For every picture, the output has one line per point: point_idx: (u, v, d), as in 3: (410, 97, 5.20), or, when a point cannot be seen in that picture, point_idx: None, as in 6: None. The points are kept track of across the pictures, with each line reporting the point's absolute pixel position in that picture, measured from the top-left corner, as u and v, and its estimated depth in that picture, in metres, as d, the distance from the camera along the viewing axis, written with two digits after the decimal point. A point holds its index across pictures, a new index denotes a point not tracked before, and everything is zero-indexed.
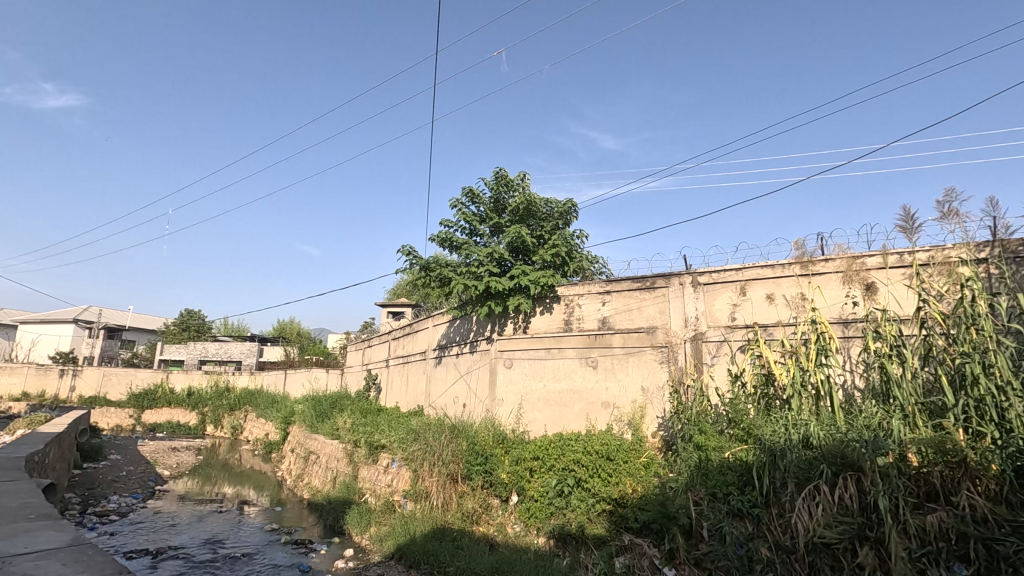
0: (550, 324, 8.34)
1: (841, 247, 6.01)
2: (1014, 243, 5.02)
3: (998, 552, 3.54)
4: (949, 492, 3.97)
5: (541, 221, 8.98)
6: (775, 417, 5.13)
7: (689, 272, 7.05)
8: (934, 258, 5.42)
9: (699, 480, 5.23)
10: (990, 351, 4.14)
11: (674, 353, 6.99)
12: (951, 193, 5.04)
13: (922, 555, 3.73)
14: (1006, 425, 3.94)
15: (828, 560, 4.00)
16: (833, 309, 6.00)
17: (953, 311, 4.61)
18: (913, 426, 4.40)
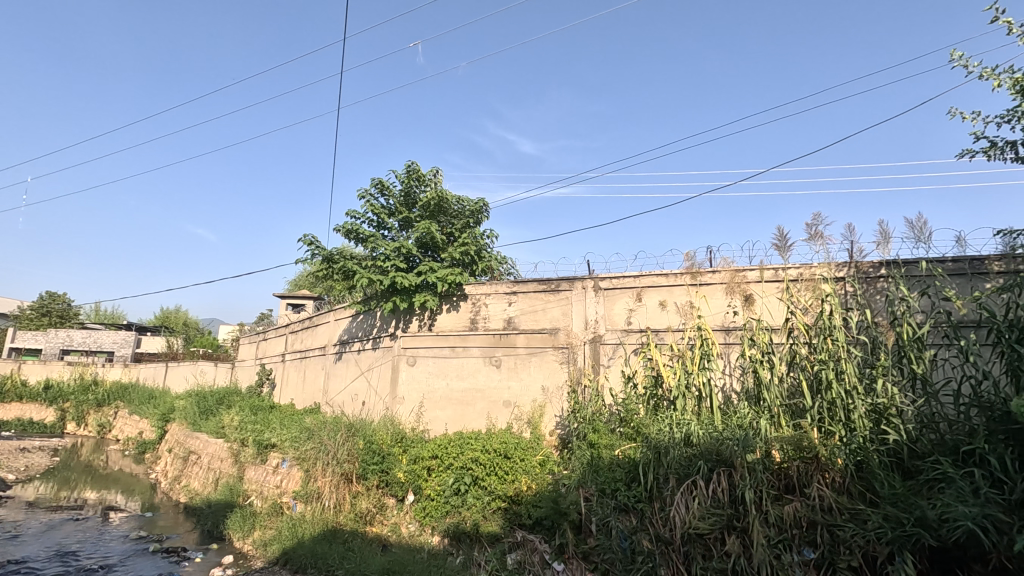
0: (455, 323, 8.31)
1: (726, 260, 6.53)
2: (864, 265, 5.70)
3: (839, 536, 4.00)
4: (803, 484, 4.42)
5: (452, 219, 8.97)
6: (661, 416, 5.47)
7: (591, 276, 7.33)
8: (803, 274, 6.04)
9: (590, 477, 5.43)
10: (841, 359, 4.69)
11: (573, 354, 7.24)
12: (818, 217, 5.62)
13: (779, 541, 4.14)
14: (851, 424, 4.47)
15: (700, 549, 4.34)
16: (716, 318, 6.50)
17: (814, 323, 5.16)
18: (777, 425, 4.87)
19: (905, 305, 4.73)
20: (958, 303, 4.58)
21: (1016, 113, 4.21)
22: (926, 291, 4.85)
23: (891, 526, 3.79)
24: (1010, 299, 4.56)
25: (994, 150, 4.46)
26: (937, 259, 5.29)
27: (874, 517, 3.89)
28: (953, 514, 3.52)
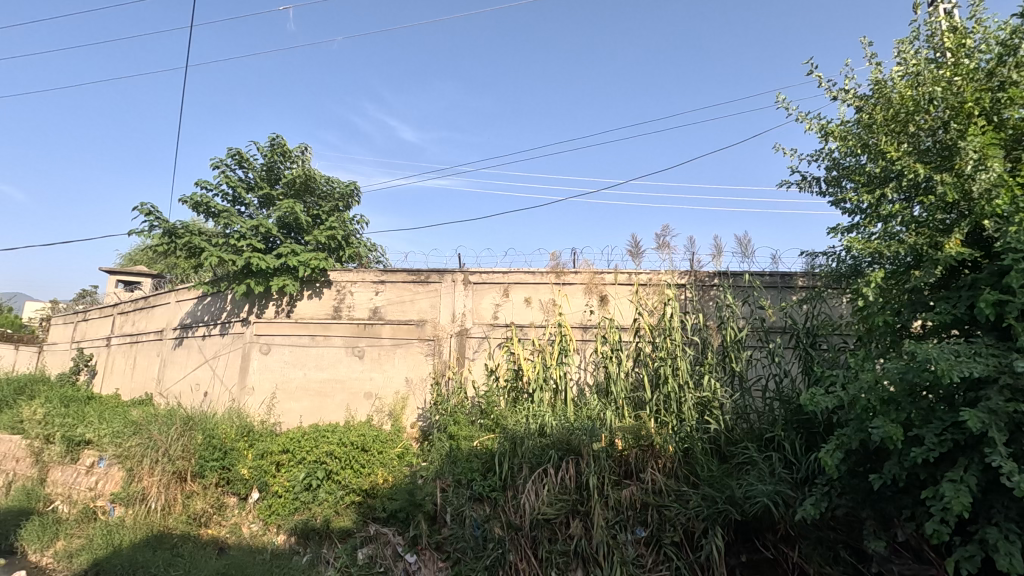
0: (317, 311, 7.88)
1: (587, 263, 6.96)
2: (702, 275, 6.42)
3: (665, 515, 4.47)
4: (639, 469, 4.87)
5: (319, 199, 8.46)
6: (519, 409, 5.70)
7: (461, 270, 7.37)
8: (652, 280, 6.64)
9: (448, 468, 5.48)
10: (677, 357, 5.26)
11: (439, 347, 7.25)
12: (667, 229, 6.20)
13: (616, 522, 4.53)
14: (682, 415, 5.03)
15: (547, 533, 4.60)
16: (575, 316, 6.91)
17: (657, 324, 5.71)
18: (621, 416, 5.31)
19: (731, 312, 5.42)
20: (770, 311, 5.35)
21: (821, 154, 4.99)
22: (747, 300, 5.60)
23: (707, 504, 4.32)
24: (807, 310, 5.44)
25: (805, 182, 5.25)
26: (757, 273, 6.13)
27: (695, 497, 4.41)
28: (754, 492, 4.13)
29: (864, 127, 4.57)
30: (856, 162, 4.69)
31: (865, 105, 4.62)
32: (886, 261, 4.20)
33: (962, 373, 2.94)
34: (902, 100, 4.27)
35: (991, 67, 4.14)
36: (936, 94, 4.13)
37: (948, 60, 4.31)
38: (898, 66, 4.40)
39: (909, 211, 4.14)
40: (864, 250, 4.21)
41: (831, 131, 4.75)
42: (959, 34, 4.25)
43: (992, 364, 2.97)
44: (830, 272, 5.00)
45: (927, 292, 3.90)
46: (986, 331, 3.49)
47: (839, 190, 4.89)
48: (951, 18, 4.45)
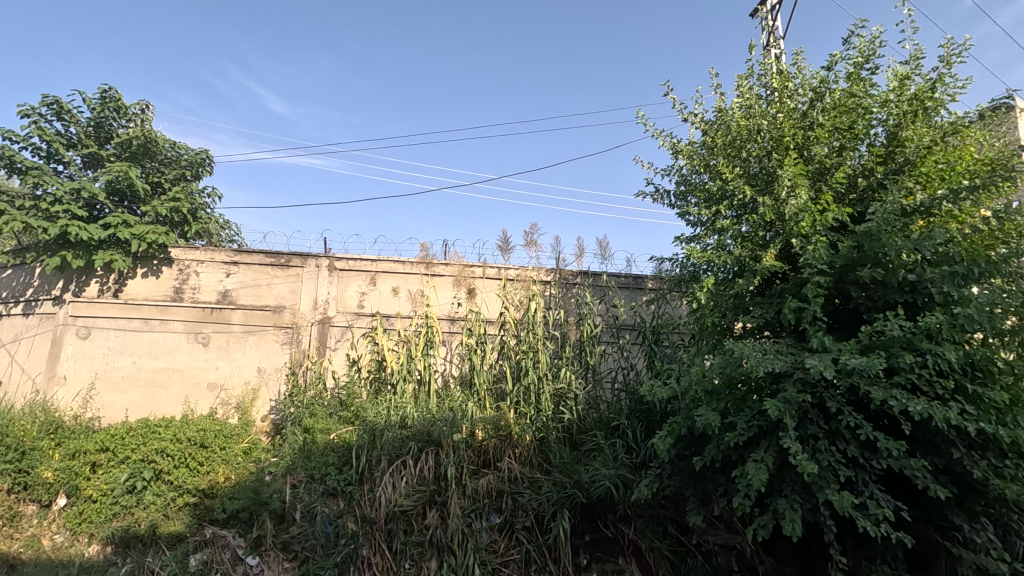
0: (153, 291, 6.98)
1: (458, 255, 6.99)
2: (566, 273, 6.77)
3: (519, 501, 4.65)
4: (496, 458, 5.00)
5: (161, 165, 7.48)
6: (381, 401, 5.58)
7: (326, 255, 6.99)
8: (519, 275, 6.86)
9: (300, 463, 5.20)
10: (538, 351, 5.52)
11: (297, 335, 6.83)
12: (535, 227, 6.43)
13: (472, 510, 4.63)
14: (539, 406, 5.27)
15: (402, 525, 4.56)
16: (443, 308, 6.91)
17: (521, 318, 5.92)
18: (482, 407, 5.43)
19: (589, 309, 5.79)
20: (622, 310, 5.80)
21: (672, 169, 5.50)
22: (603, 299, 6.02)
23: (557, 489, 4.58)
24: (653, 310, 5.99)
25: (657, 193, 5.76)
26: (613, 274, 6.61)
27: (547, 483, 4.66)
28: (599, 476, 4.48)
29: (707, 149, 5.12)
30: (699, 179, 5.24)
31: (709, 130, 5.19)
32: (718, 270, 4.76)
33: (766, 369, 3.43)
34: (738, 128, 4.85)
35: (804, 109, 4.87)
36: (763, 127, 4.76)
37: (774, 98, 5.00)
38: (736, 98, 4.99)
39: (738, 227, 4.73)
40: (701, 259, 4.72)
41: (681, 149, 5.25)
42: (784, 77, 4.94)
43: (789, 361, 3.51)
44: (674, 276, 5.55)
45: (747, 299, 4.49)
46: (788, 333, 4.11)
47: (684, 203, 5.44)
48: (778, 62, 5.16)
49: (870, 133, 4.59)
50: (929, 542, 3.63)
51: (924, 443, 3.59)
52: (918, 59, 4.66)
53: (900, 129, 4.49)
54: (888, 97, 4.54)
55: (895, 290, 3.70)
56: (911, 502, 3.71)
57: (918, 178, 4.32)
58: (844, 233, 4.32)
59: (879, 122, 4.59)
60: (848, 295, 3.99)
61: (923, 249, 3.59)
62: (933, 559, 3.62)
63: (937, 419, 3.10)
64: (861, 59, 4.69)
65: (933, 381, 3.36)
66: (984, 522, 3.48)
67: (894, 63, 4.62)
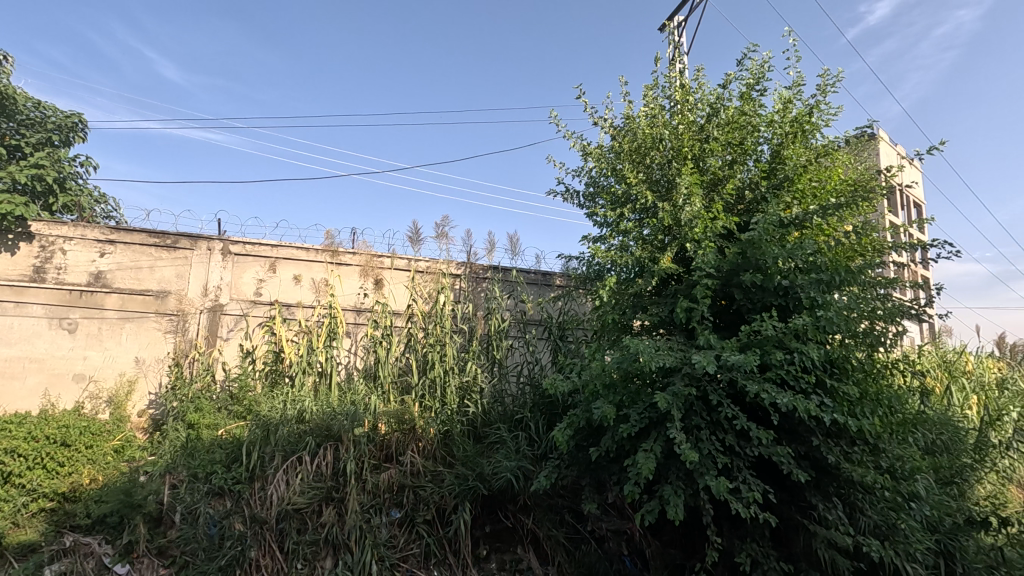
0: (6, 269, 6.12)
1: (365, 245, 6.78)
2: (477, 267, 6.78)
3: (420, 495, 4.61)
4: (399, 453, 4.92)
5: (22, 126, 6.58)
6: (276, 394, 5.29)
7: (220, 238, 6.50)
8: (429, 268, 6.78)
9: (182, 461, 4.81)
10: (445, 344, 5.50)
11: (184, 324, 6.30)
12: (446, 220, 6.39)
13: (371, 506, 4.52)
14: (444, 399, 5.26)
15: (295, 524, 4.36)
16: (348, 299, 6.68)
17: (430, 311, 5.86)
18: (386, 401, 5.31)
19: (497, 303, 5.85)
20: (528, 305, 5.94)
21: (582, 170, 5.69)
22: (511, 295, 6.11)
23: (459, 482, 4.59)
24: (559, 306, 6.17)
25: (567, 193, 5.93)
26: (523, 270, 6.72)
27: (449, 476, 4.65)
28: (501, 468, 4.55)
29: (615, 154, 5.35)
30: (607, 182, 5.46)
31: (617, 135, 5.42)
32: (620, 270, 4.99)
33: (658, 364, 3.66)
34: (643, 136, 5.11)
35: (702, 123, 5.23)
36: (665, 136, 5.05)
37: (676, 110, 5.33)
38: (642, 107, 5.26)
39: (639, 230, 4.99)
40: (605, 258, 4.93)
41: (590, 151, 5.44)
42: (685, 91, 5.28)
43: (678, 357, 3.76)
44: (580, 274, 5.75)
45: (645, 298, 4.76)
46: (679, 331, 4.41)
47: (592, 204, 5.64)
48: (681, 76, 5.50)
49: (757, 149, 5.01)
50: (790, 520, 4.05)
51: (789, 432, 4.00)
52: (799, 86, 5.17)
53: (782, 148, 4.94)
54: (773, 118, 4.98)
55: (772, 294, 4.08)
56: (776, 485, 4.11)
57: (794, 194, 4.79)
58: (731, 240, 4.70)
59: (765, 140, 5.03)
60: (732, 297, 4.35)
61: (795, 257, 3.99)
62: (793, 536, 4.05)
63: (800, 410, 3.46)
64: (752, 80, 5.12)
65: (798, 377, 3.75)
66: (835, 501, 3.94)
67: (779, 88, 5.08)
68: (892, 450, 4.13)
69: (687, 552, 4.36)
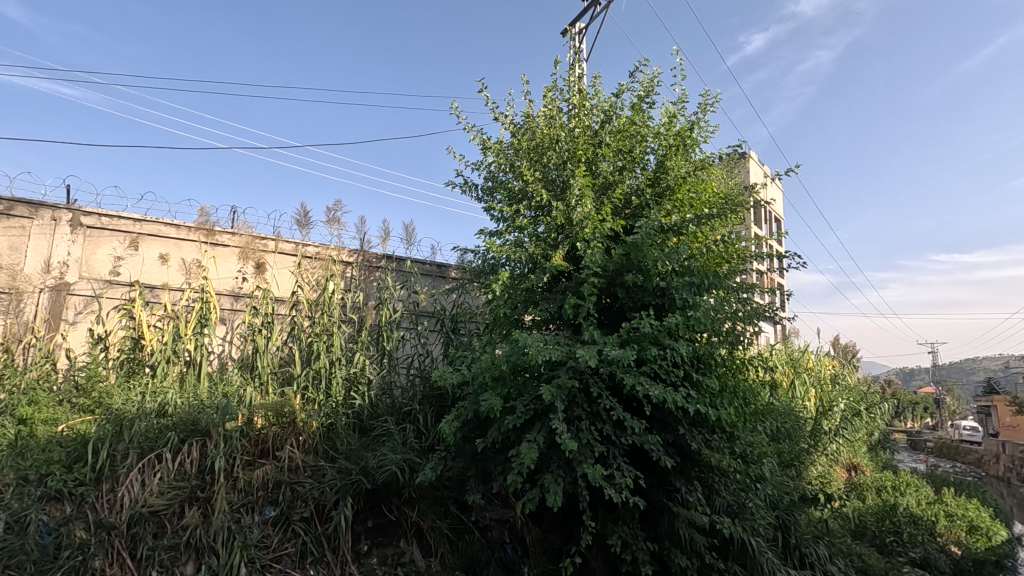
0: None
1: (247, 225, 6.29)
2: (370, 255, 6.57)
3: (298, 492, 4.38)
4: (276, 448, 4.64)
5: None
6: (134, 385, 4.76)
7: (68, 207, 5.70)
8: (318, 254, 6.46)
9: (8, 462, 4.14)
10: (332, 334, 5.26)
11: (17, 304, 5.45)
12: (338, 204, 6.11)
13: (242, 505, 4.23)
14: (329, 391, 5.04)
15: (152, 528, 3.96)
16: (224, 283, 6.16)
17: (316, 299, 5.58)
18: (263, 393, 4.96)
19: (389, 293, 5.72)
20: (421, 296, 5.87)
21: (481, 164, 5.72)
22: (405, 285, 6.00)
23: (341, 476, 4.43)
24: (453, 299, 6.17)
25: (466, 186, 5.93)
26: (418, 260, 6.63)
27: (330, 471, 4.46)
28: (386, 461, 4.46)
29: (513, 151, 5.44)
30: (505, 178, 5.54)
31: (517, 133, 5.52)
32: (513, 265, 5.09)
33: (544, 357, 3.79)
34: (541, 135, 5.25)
35: (596, 128, 5.48)
36: (562, 138, 5.23)
37: (573, 114, 5.53)
38: (541, 107, 5.40)
39: (534, 227, 5.12)
40: (500, 253, 5.01)
41: (490, 146, 5.49)
42: (582, 97, 5.51)
43: (563, 351, 3.93)
44: (475, 268, 5.79)
45: (536, 294, 4.90)
46: (565, 326, 4.60)
47: (490, 198, 5.70)
48: (579, 82, 5.72)
49: (644, 158, 5.35)
50: (657, 503, 4.40)
51: (660, 421, 4.33)
52: (683, 103, 5.59)
53: (666, 159, 5.32)
54: (659, 130, 5.35)
55: (650, 294, 4.39)
56: (647, 471, 4.44)
57: (675, 202, 5.18)
58: (617, 242, 4.97)
59: (651, 150, 5.39)
60: (616, 296, 4.61)
61: (672, 261, 4.33)
62: (659, 517, 4.40)
63: (669, 401, 3.77)
64: (642, 93, 5.45)
65: (669, 371, 4.08)
66: (695, 484, 4.34)
67: (665, 102, 5.46)
68: (745, 437, 4.62)
69: (564, 537, 4.57)
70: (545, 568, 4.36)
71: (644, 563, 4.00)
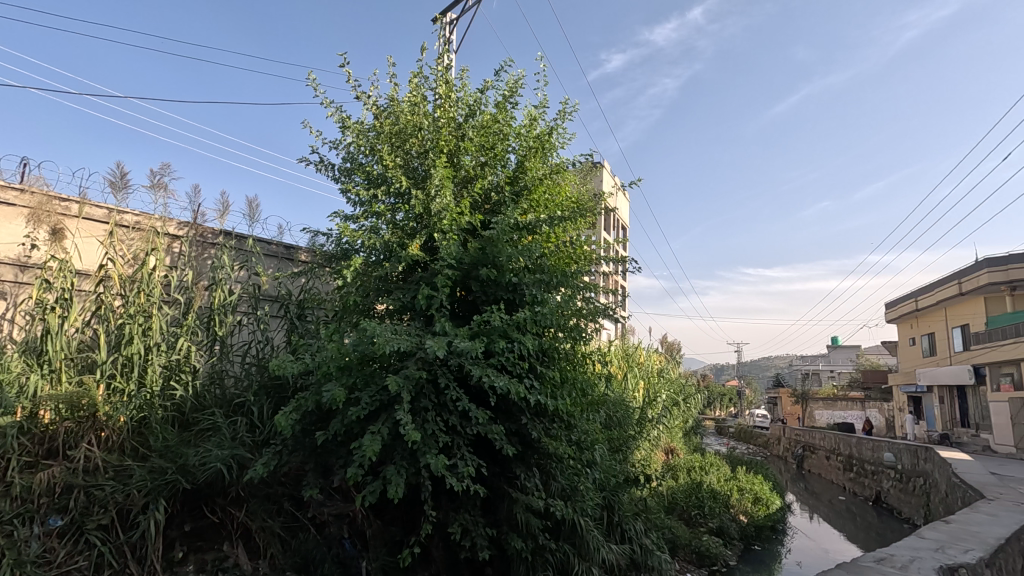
0: None
1: (41, 182, 5.25)
2: (204, 229, 5.83)
3: (95, 497, 3.80)
4: (69, 447, 4.01)
5: None
6: None
7: None
8: (137, 223, 5.61)
9: None
10: (150, 315, 4.58)
11: None
12: (165, 168, 5.38)
13: (15, 516, 3.61)
14: (142, 380, 4.40)
15: None
16: (5, 250, 5.08)
17: (132, 275, 4.84)
18: (54, 382, 4.17)
19: (225, 274, 5.15)
20: (263, 279, 5.40)
21: (339, 143, 5.44)
22: (244, 266, 5.47)
23: (153, 476, 3.92)
24: (301, 283, 5.78)
25: (321, 165, 5.59)
26: (262, 240, 6.07)
27: (139, 471, 3.93)
28: (210, 458, 4.03)
29: (375, 134, 5.26)
30: (365, 161, 5.32)
31: (379, 116, 5.35)
32: (368, 251, 4.93)
33: (393, 348, 3.72)
34: (405, 121, 5.13)
35: (461, 121, 5.50)
36: (425, 127, 5.16)
37: (438, 104, 5.49)
38: (406, 92, 5.27)
39: (391, 214, 5.00)
40: (354, 238, 4.81)
41: (349, 126, 5.24)
42: (448, 88, 5.50)
43: (413, 342, 3.89)
44: (326, 252, 5.49)
45: (391, 282, 4.80)
46: (418, 317, 4.56)
47: (347, 180, 5.43)
48: (446, 72, 5.69)
49: (506, 156, 5.49)
50: (497, 489, 4.59)
51: (504, 412, 4.51)
52: (545, 107, 5.82)
53: (526, 159, 5.51)
54: (521, 131, 5.52)
55: (502, 289, 4.54)
56: (490, 460, 4.61)
57: (531, 202, 5.39)
58: (474, 236, 5.05)
59: (512, 150, 5.54)
60: (470, 289, 4.69)
61: (524, 259, 4.53)
62: (499, 503, 4.58)
63: (512, 392, 3.93)
64: (507, 93, 5.60)
65: (515, 363, 4.25)
66: (534, 470, 4.59)
67: (528, 105, 5.65)
68: (581, 426, 4.99)
69: (406, 528, 4.55)
70: (384, 561, 4.28)
71: (482, 547, 4.14)
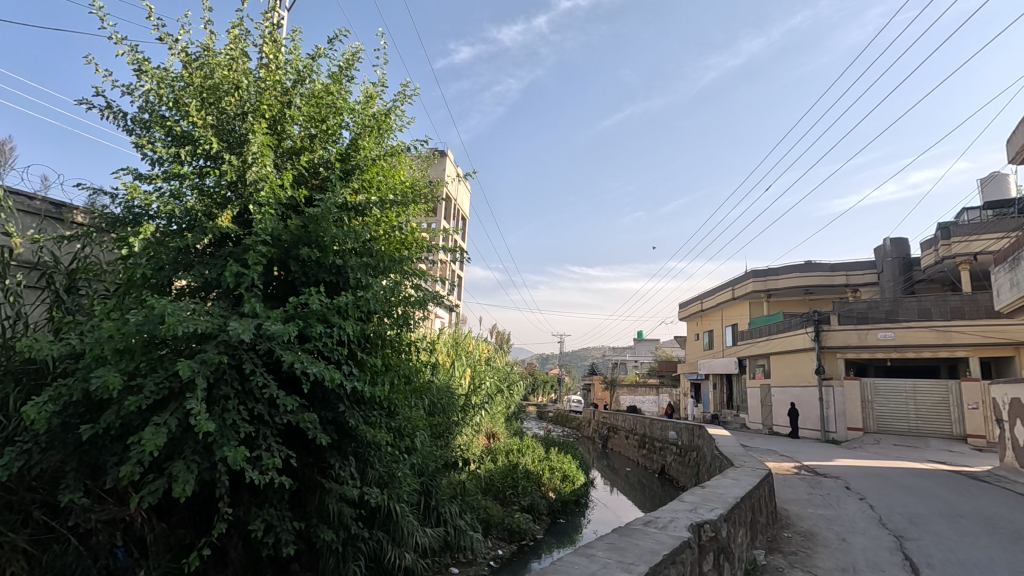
0: None
1: None
2: None
3: None
4: None
5: None
6: None
7: None
8: None
9: None
10: None
11: None
12: None
13: None
14: None
15: None
16: None
17: None
18: None
19: None
20: (16, 241, 4.32)
21: (134, 89, 4.65)
22: None
23: None
24: (72, 250, 4.81)
25: (108, 111, 4.73)
26: (14, 191, 4.89)
27: None
28: None
29: (183, 85, 4.62)
30: (168, 114, 4.62)
31: (190, 66, 4.70)
32: (166, 218, 4.32)
33: (187, 329, 3.31)
34: (220, 76, 4.57)
35: (289, 87, 5.06)
36: (245, 86, 4.64)
37: (262, 63, 4.98)
38: (224, 44, 4.69)
39: (198, 178, 4.42)
40: (147, 201, 4.15)
41: (148, 71, 4.51)
42: (276, 48, 5.02)
43: (214, 323, 3.51)
44: (110, 215, 4.65)
45: (193, 255, 4.28)
46: (224, 296, 4.12)
47: (144, 133, 4.68)
48: (275, 30, 5.19)
49: (339, 132, 5.18)
50: (308, 481, 4.36)
51: (320, 400, 4.30)
52: (383, 86, 5.62)
53: (360, 138, 5.27)
54: (356, 107, 5.23)
55: (324, 271, 4.30)
56: (302, 450, 4.36)
57: (363, 182, 5.18)
58: (296, 213, 4.71)
59: (346, 126, 5.24)
60: (288, 269, 4.37)
61: (349, 241, 4.34)
62: (309, 495, 4.35)
63: (327, 379, 3.74)
64: (343, 65, 5.29)
65: (333, 349, 4.06)
66: (350, 459, 4.43)
67: (365, 82, 5.41)
68: (402, 413, 4.96)
69: (197, 530, 4.12)
70: (167, 567, 3.83)
71: (287, 543, 3.90)
